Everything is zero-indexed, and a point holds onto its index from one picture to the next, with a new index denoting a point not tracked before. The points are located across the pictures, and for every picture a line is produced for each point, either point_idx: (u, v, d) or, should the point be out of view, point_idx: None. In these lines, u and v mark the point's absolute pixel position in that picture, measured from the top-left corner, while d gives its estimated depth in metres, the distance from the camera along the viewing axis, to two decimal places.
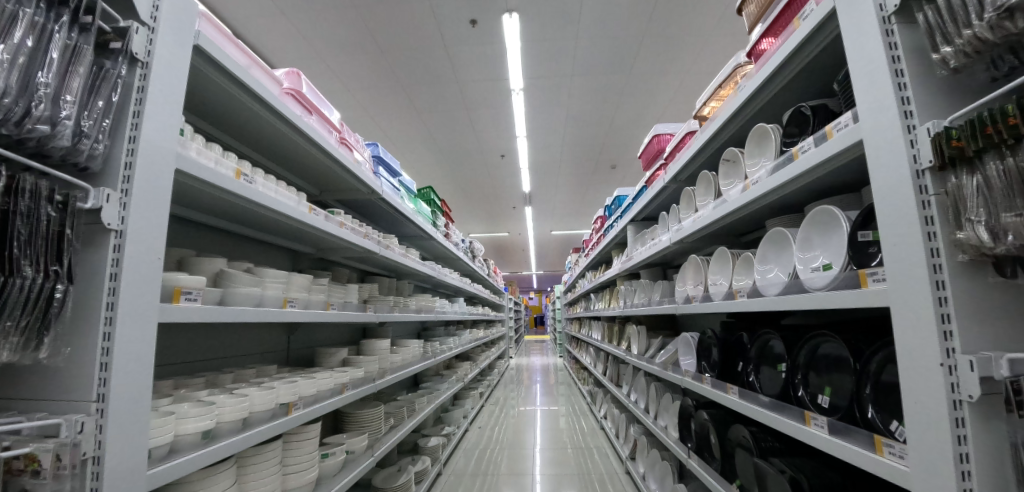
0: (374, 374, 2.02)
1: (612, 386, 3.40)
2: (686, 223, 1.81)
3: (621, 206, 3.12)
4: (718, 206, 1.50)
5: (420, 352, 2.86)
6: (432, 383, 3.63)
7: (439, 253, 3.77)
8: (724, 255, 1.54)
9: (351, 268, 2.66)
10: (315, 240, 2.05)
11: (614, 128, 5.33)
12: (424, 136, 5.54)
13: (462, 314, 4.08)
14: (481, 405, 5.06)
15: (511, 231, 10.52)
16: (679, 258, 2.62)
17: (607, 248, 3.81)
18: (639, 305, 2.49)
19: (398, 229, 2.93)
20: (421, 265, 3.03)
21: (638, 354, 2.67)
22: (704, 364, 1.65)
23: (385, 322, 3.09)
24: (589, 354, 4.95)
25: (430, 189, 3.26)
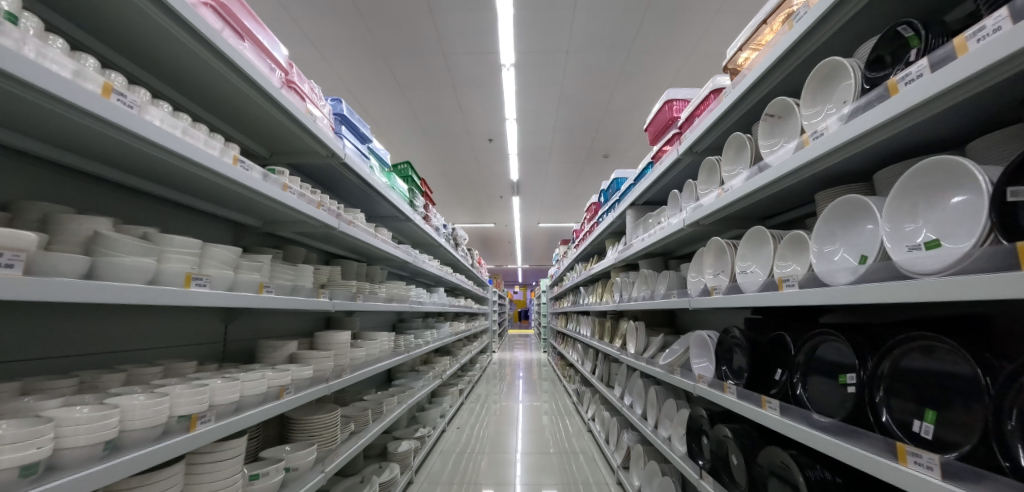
0: (330, 374, 1.67)
1: (603, 387, 3.13)
2: (708, 199, 1.50)
3: (620, 190, 2.81)
4: (759, 173, 1.19)
5: (392, 347, 2.51)
6: (406, 380, 3.27)
7: (417, 238, 3.40)
8: (761, 235, 1.24)
9: (311, 247, 2.25)
10: (260, 209, 1.67)
11: (609, 114, 5.04)
12: (406, 115, 5.13)
13: (442, 305, 3.73)
14: (462, 403, 4.75)
15: (497, 222, 10.16)
16: (684, 247, 2.34)
17: (600, 238, 3.51)
18: (639, 299, 2.20)
19: (369, 205, 2.54)
20: (395, 248, 2.65)
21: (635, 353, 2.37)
22: (726, 370, 1.38)
23: (353, 312, 2.73)
24: (576, 350, 4.68)
25: (407, 164, 2.88)
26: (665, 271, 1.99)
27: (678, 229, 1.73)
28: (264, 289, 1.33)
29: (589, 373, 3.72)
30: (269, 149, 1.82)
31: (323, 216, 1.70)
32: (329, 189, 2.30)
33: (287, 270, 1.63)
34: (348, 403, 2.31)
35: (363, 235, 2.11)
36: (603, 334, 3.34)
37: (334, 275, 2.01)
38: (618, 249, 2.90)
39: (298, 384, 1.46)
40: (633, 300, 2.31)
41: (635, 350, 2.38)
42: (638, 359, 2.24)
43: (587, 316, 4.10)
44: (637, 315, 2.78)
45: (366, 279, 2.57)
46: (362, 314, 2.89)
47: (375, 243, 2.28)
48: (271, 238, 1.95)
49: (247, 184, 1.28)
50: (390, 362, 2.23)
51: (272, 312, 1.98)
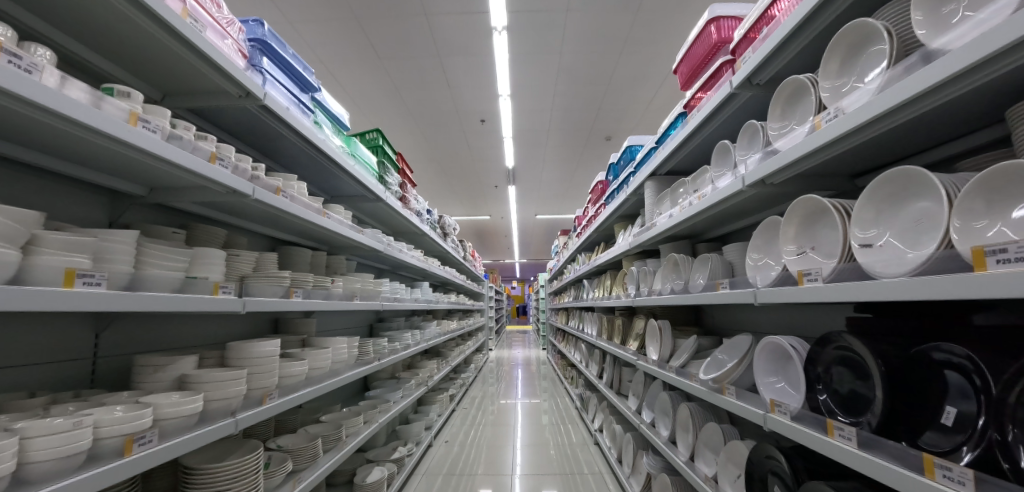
0: (241, 403, 1.16)
1: (614, 396, 2.64)
2: (797, 138, 0.98)
3: (634, 160, 2.29)
4: (913, 80, 0.68)
5: (358, 356, 2.01)
6: (382, 390, 2.77)
7: (394, 224, 2.88)
8: (917, 180, 0.73)
9: (244, 230, 1.72)
10: (139, 171, 1.14)
11: (613, 89, 4.51)
12: (388, 91, 4.54)
13: (428, 303, 3.21)
14: (453, 410, 4.25)
15: (492, 213, 9.58)
16: (721, 227, 1.85)
17: (608, 223, 2.99)
18: (668, 293, 1.71)
19: (325, 179, 2.01)
20: (360, 234, 2.12)
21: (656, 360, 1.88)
22: (830, 400, 0.89)
23: (312, 313, 2.20)
24: (579, 351, 4.19)
25: (376, 131, 2.34)
26: (706, 255, 1.49)
27: (732, 192, 1.23)
28: (74, 282, 0.75)
29: (595, 377, 3.23)
30: (161, 89, 1.28)
31: (238, 181, 1.15)
32: (267, 155, 1.75)
33: (175, 252, 1.12)
34: (296, 428, 1.81)
35: (311, 215, 1.57)
36: (612, 333, 2.84)
37: (270, 262, 1.50)
38: (632, 232, 2.39)
39: (174, 426, 0.96)
40: (657, 295, 1.82)
41: (657, 356, 1.89)
42: (664, 368, 1.75)
43: (592, 314, 3.60)
44: (656, 311, 2.29)
45: (322, 272, 2.04)
46: (326, 314, 2.38)
47: (330, 226, 1.75)
48: (175, 216, 1.41)
49: (77, 115, 0.72)
50: (349, 377, 1.73)
51: (182, 317, 1.44)
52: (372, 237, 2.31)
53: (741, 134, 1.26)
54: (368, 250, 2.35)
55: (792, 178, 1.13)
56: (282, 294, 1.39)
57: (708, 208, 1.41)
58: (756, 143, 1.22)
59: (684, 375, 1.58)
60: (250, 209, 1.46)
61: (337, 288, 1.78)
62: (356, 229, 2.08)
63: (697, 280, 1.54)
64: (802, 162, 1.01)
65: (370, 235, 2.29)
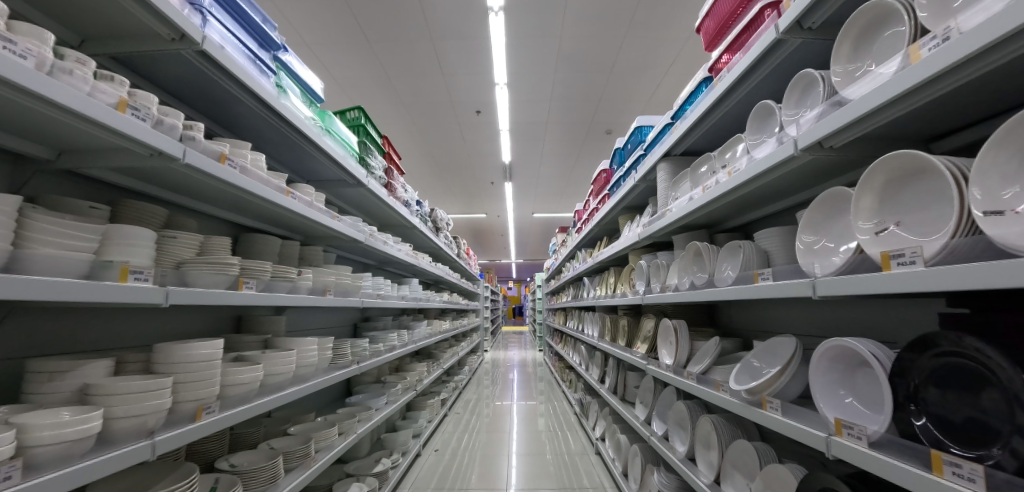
0: (163, 421, 0.91)
1: (618, 402, 2.41)
2: (887, 72, 0.74)
3: (644, 142, 2.02)
4: None
5: (332, 360, 1.76)
6: (365, 394, 2.51)
7: (379, 215, 2.62)
8: None
9: (197, 212, 1.47)
10: (42, 126, 0.87)
11: (615, 76, 4.26)
12: (378, 78, 4.25)
13: (417, 301, 2.95)
14: (444, 415, 3.99)
15: (488, 211, 9.31)
16: (746, 214, 1.61)
17: (612, 215, 2.75)
18: (687, 289, 1.47)
19: (297, 156, 1.76)
20: (338, 222, 1.86)
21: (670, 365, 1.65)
22: (936, 432, 0.67)
23: (283, 311, 1.95)
24: (579, 353, 3.95)
25: (357, 108, 2.08)
26: (735, 242, 1.26)
27: (781, 163, 0.99)
28: None
29: (597, 382, 3.00)
30: (78, 31, 1.03)
31: (163, 139, 0.89)
32: (223, 124, 1.50)
33: (78, 229, 0.86)
34: (256, 445, 1.55)
35: (275, 195, 1.32)
36: (616, 335, 2.61)
37: (220, 247, 1.24)
38: (640, 223, 2.15)
39: (49, 458, 0.69)
40: (672, 291, 1.58)
41: (672, 360, 1.66)
42: (682, 375, 1.52)
43: (593, 315, 3.35)
44: (666, 310, 2.06)
45: (292, 264, 1.79)
46: (301, 311, 2.12)
47: (299, 210, 1.49)
48: (102, 190, 1.15)
49: None
50: (316, 384, 1.48)
51: (111, 313, 1.18)
52: (352, 226, 2.03)
53: (791, 87, 1.01)
54: (348, 241, 2.09)
55: (860, 139, 0.90)
56: (229, 285, 1.14)
57: (742, 185, 1.18)
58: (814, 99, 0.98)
59: (710, 384, 1.34)
60: (195, 184, 1.20)
61: (308, 281, 1.54)
62: (333, 217, 1.82)
63: (722, 272, 1.31)
64: (888, 110, 0.76)
65: (351, 222, 2.03)
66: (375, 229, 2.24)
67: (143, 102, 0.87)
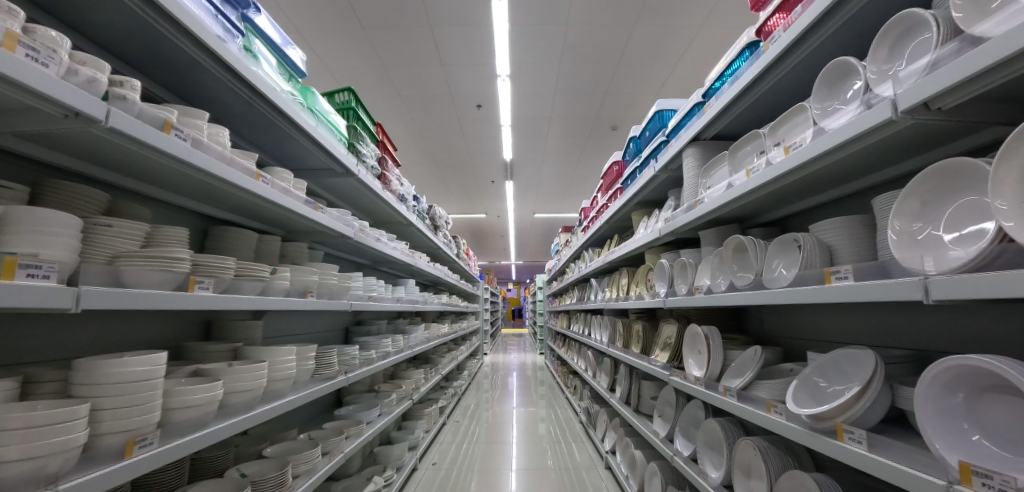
0: (75, 462, 0.69)
1: (632, 415, 2.19)
2: None
3: (666, 128, 1.82)
4: None
5: (315, 371, 1.53)
6: (356, 404, 2.29)
7: (372, 210, 2.40)
8: None
9: (151, 199, 1.25)
10: None
11: (622, 68, 4.06)
12: (374, 69, 4.03)
13: (413, 303, 2.73)
14: (443, 423, 3.76)
15: (487, 211, 9.09)
16: (788, 205, 1.40)
17: (624, 211, 2.54)
18: (723, 290, 1.26)
19: (275, 137, 1.54)
20: (322, 213, 1.64)
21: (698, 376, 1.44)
22: None
23: (263, 315, 1.74)
24: (585, 358, 3.73)
25: (347, 90, 1.88)
26: (789, 235, 1.05)
27: (867, 133, 0.78)
28: None
29: (607, 390, 2.78)
30: None
31: (82, 97, 0.67)
32: (185, 96, 1.29)
33: None
34: (222, 471, 1.33)
35: (243, 178, 1.09)
36: (628, 340, 2.39)
37: (167, 239, 1.02)
38: (659, 217, 1.93)
39: None
40: (700, 293, 1.37)
41: (701, 372, 1.44)
42: (717, 390, 1.30)
43: (601, 318, 3.13)
44: (689, 314, 1.85)
45: (271, 262, 1.58)
46: (283, 314, 1.90)
47: (275, 198, 1.27)
48: (19, 166, 0.93)
49: None
50: (291, 401, 1.26)
51: (35, 319, 0.96)
52: (340, 220, 1.79)
53: (882, 36, 0.79)
54: (336, 236, 1.86)
55: (985, 96, 0.69)
56: (175, 285, 0.92)
57: (805, 165, 0.96)
58: (917, 50, 0.74)
59: (759, 404, 1.12)
60: (142, 163, 0.98)
61: (286, 279, 1.32)
62: (318, 208, 1.59)
63: (770, 271, 1.10)
64: None
65: (341, 215, 1.80)
66: (366, 224, 2.01)
67: (45, 43, 0.65)
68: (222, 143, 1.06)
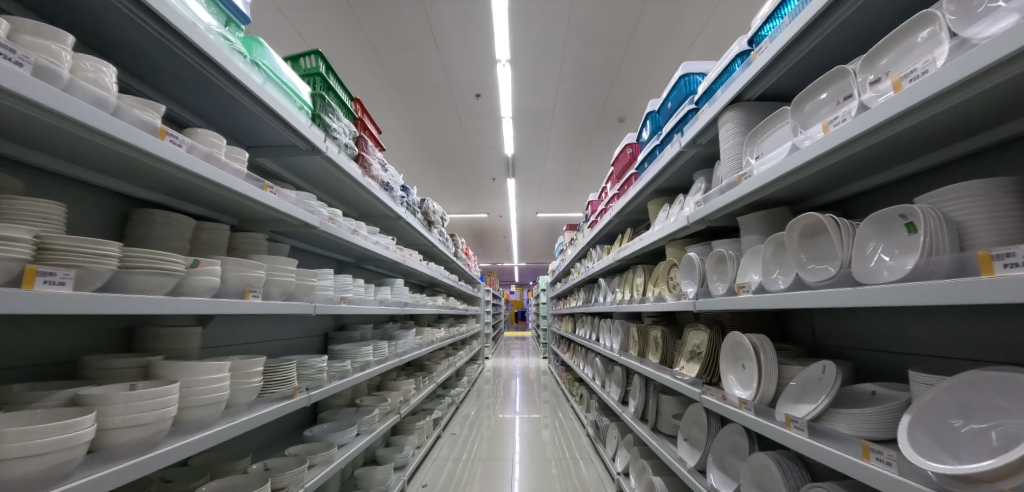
0: None
1: (651, 436, 1.84)
2: None
3: (693, 94, 1.51)
4: None
5: (259, 390, 1.22)
6: (331, 422, 1.96)
7: (351, 198, 2.10)
8: None
9: (32, 166, 0.96)
10: None
11: (631, 52, 3.76)
12: (364, 54, 3.75)
13: (401, 306, 2.41)
14: (438, 436, 3.43)
15: (488, 210, 8.78)
16: (860, 179, 1.09)
17: (639, 201, 2.22)
18: (786, 289, 0.94)
19: (212, 96, 1.23)
20: (276, 193, 1.31)
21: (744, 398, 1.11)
22: None
23: (211, 321, 1.45)
24: (593, 366, 3.40)
25: (314, 53, 1.59)
26: (894, 208, 0.73)
27: None
28: None
29: (619, 403, 2.44)
30: None
31: None
32: (81, 38, 1.00)
33: None
34: None
35: (133, 132, 0.79)
36: (645, 348, 2.06)
37: (30, 214, 0.75)
38: (684, 201, 1.60)
39: None
40: (745, 292, 1.06)
41: (747, 393, 1.12)
42: (775, 420, 0.98)
43: (612, 323, 2.80)
44: (721, 317, 1.53)
45: (215, 253, 1.32)
46: (239, 318, 1.61)
47: (197, 167, 0.95)
48: None
49: None
50: (210, 435, 0.95)
51: None
52: (302, 204, 1.44)
53: None
54: (300, 226, 1.53)
55: None
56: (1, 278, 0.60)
57: (931, 102, 0.65)
58: None
59: (847, 443, 0.79)
60: None
61: (216, 273, 1.02)
62: (269, 187, 1.26)
63: (861, 260, 0.78)
64: None
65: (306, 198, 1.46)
66: (339, 212, 1.66)
67: None
68: (98, 82, 0.76)
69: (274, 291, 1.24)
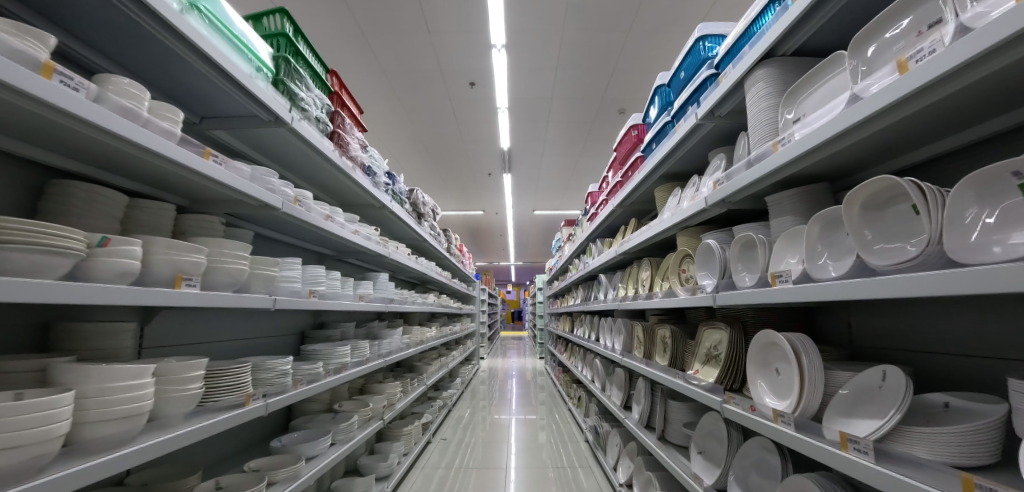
0: None
1: (659, 446, 1.64)
2: None
3: (710, 58, 1.31)
4: None
5: (199, 397, 1.01)
6: (302, 429, 1.74)
7: (327, 183, 1.88)
8: None
9: None
10: None
11: (633, 39, 3.57)
12: (351, 38, 3.53)
13: (385, 303, 2.20)
14: (428, 442, 3.22)
15: (484, 207, 8.55)
16: (924, 146, 0.90)
17: (644, 189, 2.03)
18: (845, 276, 0.75)
19: (144, 45, 1.02)
20: (223, 164, 1.08)
21: (783, 412, 0.91)
22: None
23: (153, 317, 1.24)
24: (593, 368, 3.20)
25: (279, 12, 1.39)
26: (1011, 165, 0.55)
27: None
28: None
29: (621, 407, 2.25)
30: None
31: None
32: None
33: None
34: None
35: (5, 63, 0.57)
36: (652, 348, 1.86)
37: None
38: (700, 182, 1.40)
39: None
40: (782, 281, 0.88)
41: (786, 405, 0.92)
42: (825, 439, 0.79)
43: (613, 321, 2.60)
44: (741, 314, 1.34)
45: (155, 236, 1.12)
46: (191, 313, 1.41)
47: (102, 117, 0.74)
48: None
49: None
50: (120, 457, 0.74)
51: None
52: (259, 180, 1.21)
53: None
54: (257, 209, 1.28)
55: None
56: None
57: None
58: None
59: (933, 471, 0.61)
60: None
61: (136, 256, 0.82)
62: (211, 155, 1.03)
63: (958, 233, 0.59)
64: None
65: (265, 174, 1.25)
66: (305, 193, 1.44)
67: None
68: None
69: (218, 280, 1.04)
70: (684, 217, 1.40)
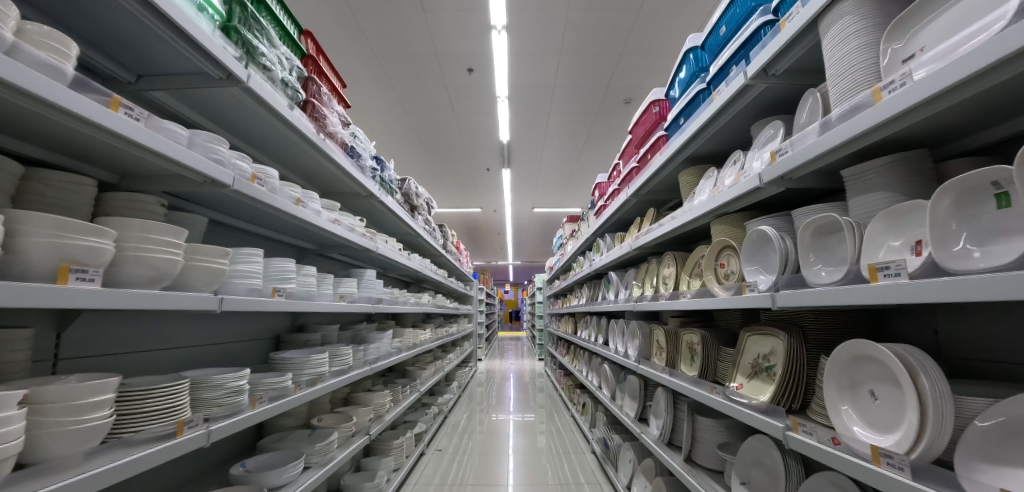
0: None
1: (688, 471, 1.39)
2: None
3: (763, 7, 1.07)
4: None
5: (108, 429, 0.76)
6: (271, 451, 1.48)
7: (303, 165, 1.62)
8: None
9: None
10: None
11: (643, 21, 3.32)
12: (341, 18, 3.25)
13: (372, 303, 1.94)
14: (422, 453, 2.96)
15: (482, 204, 8.29)
16: None
17: (665, 175, 1.79)
18: (1006, 266, 0.53)
19: None
20: (149, 122, 0.82)
21: (900, 453, 0.65)
22: None
23: (73, 322, 0.98)
24: (600, 373, 2.96)
25: None
26: None
27: None
28: None
29: (636, 420, 2.00)
30: None
31: None
32: None
33: None
34: None
35: None
36: (676, 356, 1.62)
37: None
38: (747, 158, 1.16)
39: None
40: (883, 277, 0.67)
41: (902, 447, 0.67)
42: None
43: (626, 324, 2.34)
44: (797, 317, 1.10)
45: (63, 216, 0.86)
46: (129, 315, 1.14)
47: None
48: None
49: None
50: None
51: None
52: (204, 148, 0.96)
53: None
54: (202, 187, 1.03)
55: None
56: None
57: None
58: None
59: None
60: None
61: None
62: (121, 104, 0.74)
63: None
64: None
65: (211, 140, 0.98)
66: (265, 170, 1.18)
67: None
68: None
69: (133, 271, 0.78)
70: (728, 201, 1.16)
